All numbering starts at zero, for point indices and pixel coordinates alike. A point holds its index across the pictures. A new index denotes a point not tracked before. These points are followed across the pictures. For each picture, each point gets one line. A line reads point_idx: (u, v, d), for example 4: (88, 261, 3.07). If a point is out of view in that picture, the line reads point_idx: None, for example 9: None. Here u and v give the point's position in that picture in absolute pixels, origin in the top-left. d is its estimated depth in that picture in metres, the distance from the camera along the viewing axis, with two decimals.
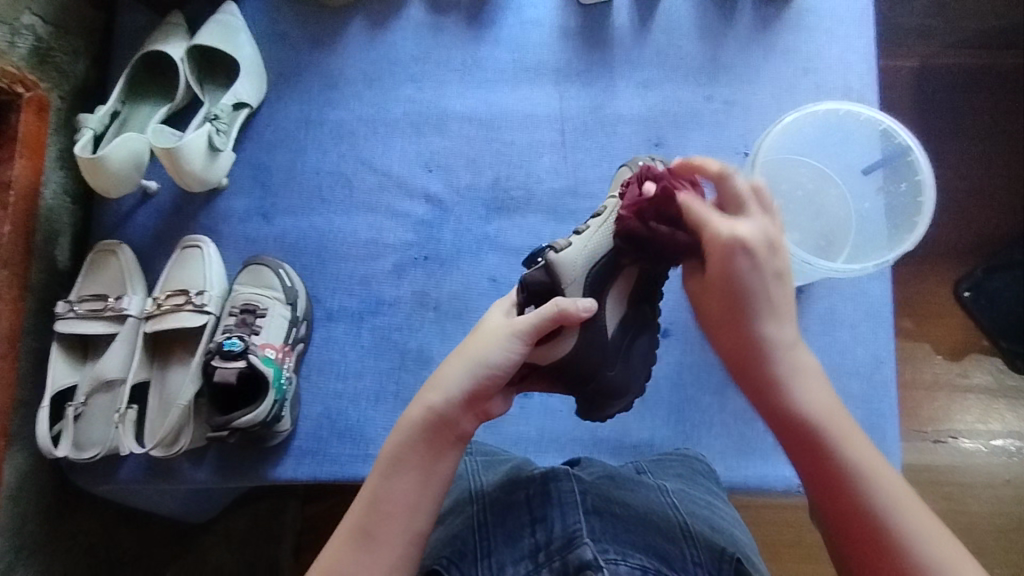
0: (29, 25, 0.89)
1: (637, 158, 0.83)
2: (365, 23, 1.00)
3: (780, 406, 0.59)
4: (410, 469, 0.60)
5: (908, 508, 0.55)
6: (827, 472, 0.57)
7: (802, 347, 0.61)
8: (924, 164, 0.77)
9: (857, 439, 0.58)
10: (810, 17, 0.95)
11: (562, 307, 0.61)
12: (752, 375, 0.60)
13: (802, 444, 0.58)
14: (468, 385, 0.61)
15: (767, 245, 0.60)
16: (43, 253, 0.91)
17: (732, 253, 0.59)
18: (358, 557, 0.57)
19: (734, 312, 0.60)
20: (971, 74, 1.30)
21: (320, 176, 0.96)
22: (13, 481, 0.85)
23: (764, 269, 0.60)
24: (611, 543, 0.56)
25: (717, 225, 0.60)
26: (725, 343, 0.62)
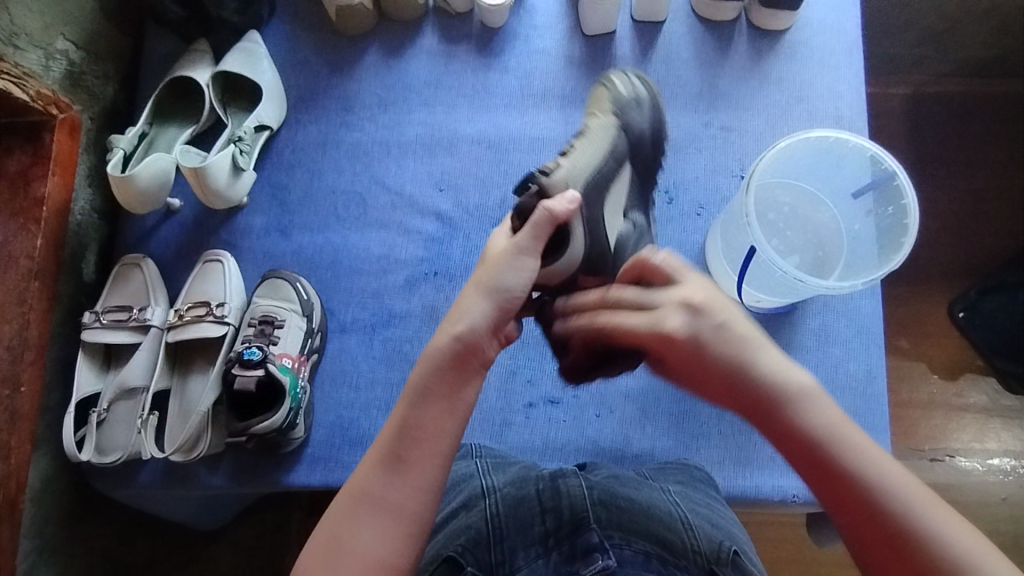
0: (63, 50, 0.95)
1: (613, 74, 0.88)
2: (380, 51, 1.05)
3: (786, 433, 0.57)
4: (436, 397, 0.61)
5: (927, 504, 0.53)
6: (842, 493, 0.55)
7: (792, 364, 0.58)
8: (909, 189, 0.81)
9: (862, 446, 0.55)
10: (802, 49, 1.01)
11: (552, 210, 0.64)
12: (750, 407, 0.58)
13: (811, 467, 0.56)
14: (490, 308, 0.63)
15: (692, 311, 0.59)
16: (71, 267, 0.95)
17: (670, 344, 0.59)
18: (389, 480, 0.58)
19: (702, 370, 0.59)
20: (961, 102, 1.36)
21: (335, 196, 1.00)
22: (36, 483, 0.89)
23: (705, 324, 0.59)
24: (616, 531, 0.62)
25: (641, 328, 0.60)
26: (709, 395, 0.60)
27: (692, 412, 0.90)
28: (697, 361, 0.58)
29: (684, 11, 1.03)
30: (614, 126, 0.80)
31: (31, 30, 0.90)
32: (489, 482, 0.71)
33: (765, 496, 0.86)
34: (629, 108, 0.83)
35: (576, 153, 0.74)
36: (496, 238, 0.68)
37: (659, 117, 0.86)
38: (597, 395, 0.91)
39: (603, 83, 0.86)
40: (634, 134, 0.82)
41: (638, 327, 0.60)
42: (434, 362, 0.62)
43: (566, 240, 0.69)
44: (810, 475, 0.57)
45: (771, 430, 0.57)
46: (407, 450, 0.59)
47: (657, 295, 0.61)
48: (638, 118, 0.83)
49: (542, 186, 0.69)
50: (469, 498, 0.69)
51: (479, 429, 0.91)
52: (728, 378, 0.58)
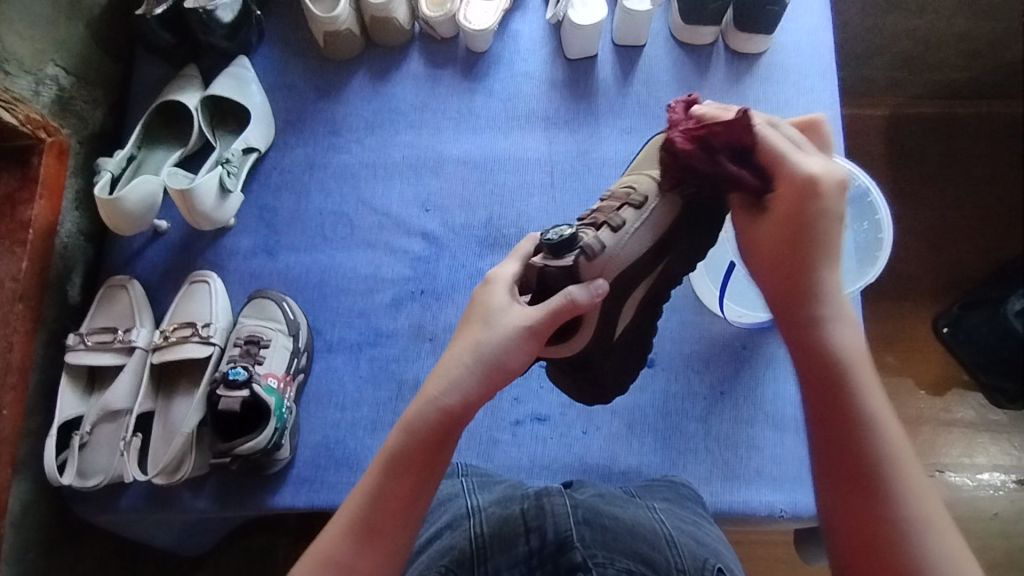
0: (53, 75, 0.96)
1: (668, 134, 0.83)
2: (368, 75, 1.08)
3: (817, 336, 0.62)
4: (411, 469, 0.61)
5: (906, 456, 0.58)
6: (841, 407, 0.60)
7: (845, 298, 0.64)
8: (883, 203, 0.85)
9: (873, 388, 0.61)
10: (777, 72, 1.04)
11: (575, 299, 0.64)
12: (801, 299, 0.63)
13: (824, 374, 0.61)
14: (479, 382, 0.62)
15: (839, 178, 0.63)
16: (56, 289, 0.95)
17: (808, 192, 0.63)
18: (359, 549, 0.59)
19: (791, 241, 0.64)
20: (939, 122, 1.40)
21: (322, 217, 1.01)
22: (16, 508, 0.88)
23: (837, 209, 0.63)
24: (600, 550, 0.61)
25: (798, 167, 0.64)
26: (773, 270, 0.65)
27: (678, 428, 0.90)
28: (801, 230, 0.63)
29: (664, 36, 1.07)
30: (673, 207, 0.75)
31: (22, 57, 0.91)
32: (475, 502, 0.71)
33: (752, 511, 0.86)
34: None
35: (625, 233, 0.73)
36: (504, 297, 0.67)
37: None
38: (584, 411, 0.92)
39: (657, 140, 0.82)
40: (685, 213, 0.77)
41: (798, 164, 0.64)
42: (415, 434, 0.62)
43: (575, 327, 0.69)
44: (814, 384, 0.62)
45: (806, 326, 0.63)
46: (378, 517, 0.60)
47: (805, 148, 0.67)
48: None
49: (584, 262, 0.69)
50: (454, 518, 0.69)
51: (466, 448, 0.90)
52: (804, 260, 0.63)
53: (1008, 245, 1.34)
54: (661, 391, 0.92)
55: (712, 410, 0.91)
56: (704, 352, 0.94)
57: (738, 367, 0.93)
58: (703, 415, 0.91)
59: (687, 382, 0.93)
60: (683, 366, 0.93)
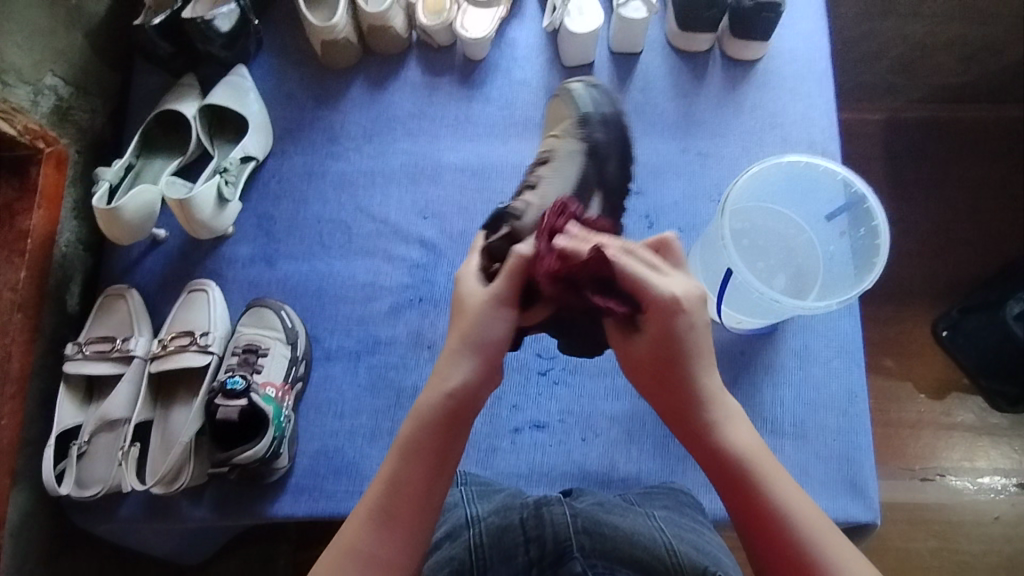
0: (52, 85, 0.96)
1: (569, 82, 0.90)
2: (366, 83, 1.08)
3: (716, 450, 0.62)
4: (425, 456, 0.61)
5: (838, 546, 0.58)
6: (762, 515, 0.60)
7: (726, 392, 0.64)
8: (880, 211, 0.84)
9: (782, 477, 0.61)
10: (774, 78, 1.04)
11: (525, 254, 0.65)
12: (693, 418, 0.63)
13: (737, 484, 0.61)
14: (477, 363, 0.63)
15: (698, 294, 0.61)
16: (55, 298, 0.95)
17: (673, 318, 0.60)
18: (378, 535, 0.59)
19: (670, 368, 0.62)
20: (936, 126, 1.40)
21: (321, 225, 1.01)
22: (15, 518, 0.88)
23: (698, 324, 0.61)
24: (599, 559, 0.62)
25: (657, 291, 0.60)
26: (663, 395, 0.63)
27: (677, 435, 0.90)
28: (673, 357, 0.61)
29: (660, 43, 1.07)
30: (579, 154, 0.82)
31: (20, 67, 0.91)
32: (474, 511, 0.70)
33: None
34: (595, 128, 0.85)
35: (542, 186, 0.80)
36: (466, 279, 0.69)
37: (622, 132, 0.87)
38: (583, 418, 0.92)
39: (562, 95, 0.90)
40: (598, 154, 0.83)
41: (657, 294, 0.60)
42: (426, 420, 0.62)
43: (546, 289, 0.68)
44: (733, 494, 0.62)
45: (705, 443, 0.63)
46: (395, 503, 0.60)
47: (664, 266, 0.63)
48: (603, 138, 0.84)
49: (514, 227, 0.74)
50: (453, 529, 0.69)
51: (465, 455, 0.90)
52: (683, 383, 0.62)
53: (1006, 248, 1.34)
54: None
55: None
56: None
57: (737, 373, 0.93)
58: None
59: None
60: None
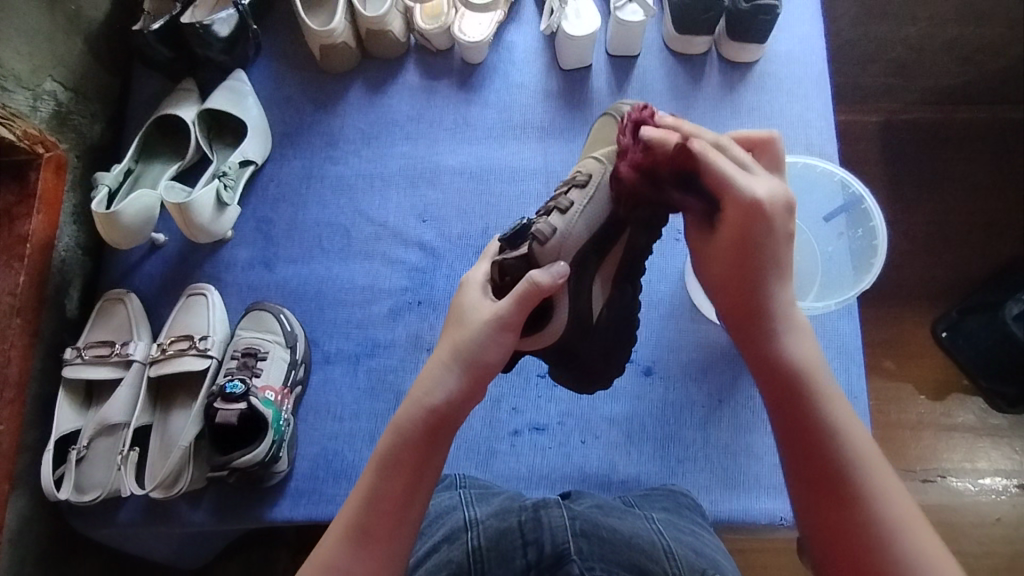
0: (51, 90, 0.97)
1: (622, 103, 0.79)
2: (364, 87, 1.08)
3: (772, 352, 0.64)
4: (404, 470, 0.62)
5: (874, 460, 0.59)
6: (806, 420, 0.61)
7: (793, 307, 0.66)
8: (877, 211, 0.85)
9: (832, 392, 0.62)
10: (771, 80, 1.05)
11: (538, 282, 0.62)
12: (755, 317, 0.65)
13: (786, 387, 0.62)
14: (462, 379, 0.64)
15: (782, 198, 0.62)
16: (54, 303, 0.95)
17: (754, 214, 0.62)
18: (355, 554, 0.59)
19: (743, 262, 0.64)
20: (934, 127, 1.40)
21: (320, 228, 1.02)
22: (13, 523, 0.88)
23: (780, 230, 0.63)
24: (598, 562, 0.61)
25: (741, 189, 0.62)
26: (730, 292, 0.66)
27: (677, 437, 0.90)
28: (747, 253, 0.63)
29: (658, 46, 1.07)
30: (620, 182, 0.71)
31: (19, 72, 0.91)
32: (472, 514, 0.70)
33: (753, 520, 0.85)
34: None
35: (574, 213, 0.69)
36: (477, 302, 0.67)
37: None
38: (582, 420, 0.92)
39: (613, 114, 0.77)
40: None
41: (740, 189, 0.62)
42: (406, 435, 0.63)
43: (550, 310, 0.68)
44: (778, 396, 0.63)
45: (762, 343, 0.64)
46: (372, 519, 0.60)
47: (756, 169, 0.65)
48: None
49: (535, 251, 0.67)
50: (452, 531, 0.69)
51: (465, 458, 0.90)
52: (751, 280, 0.64)
53: (1005, 249, 1.34)
54: (659, 399, 0.92)
55: (710, 419, 0.91)
56: (701, 360, 0.94)
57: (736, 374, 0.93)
58: (702, 423, 0.91)
59: (685, 390, 0.93)
60: (681, 374, 0.93)
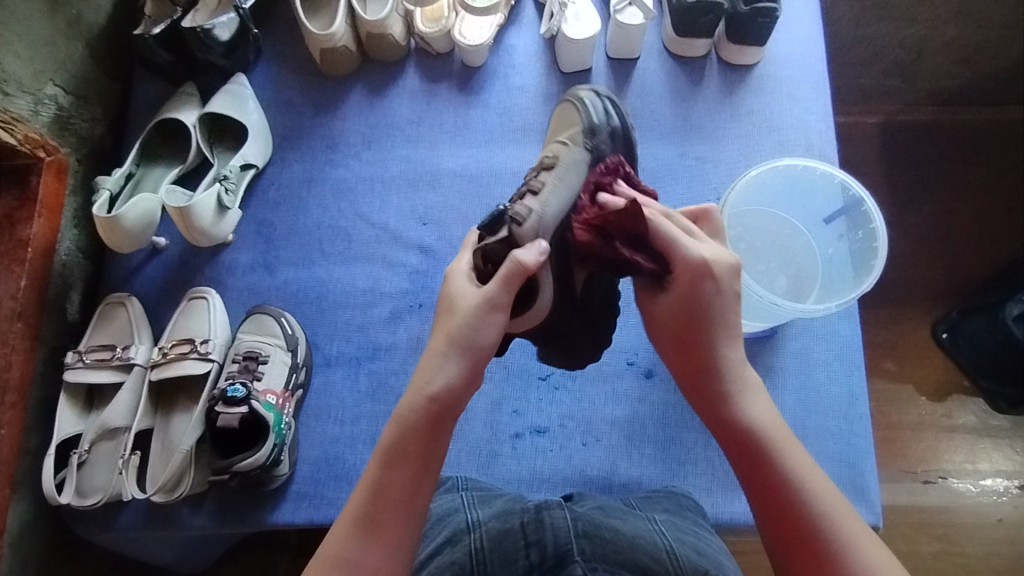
0: (52, 95, 0.97)
1: (580, 89, 0.82)
2: (364, 90, 1.08)
3: (730, 418, 0.63)
4: (409, 461, 0.61)
5: (846, 517, 0.58)
6: (772, 484, 0.60)
7: (746, 367, 0.65)
8: (877, 213, 0.84)
9: (796, 449, 0.61)
10: (770, 83, 1.05)
11: (523, 261, 0.63)
12: (708, 385, 0.64)
13: (747, 453, 0.61)
14: (461, 366, 0.63)
15: (727, 261, 0.63)
16: (55, 307, 0.95)
17: (701, 277, 0.63)
18: (360, 544, 0.59)
19: (694, 327, 0.64)
20: (933, 128, 1.41)
21: (321, 231, 1.02)
22: (15, 527, 0.88)
23: (727, 291, 0.63)
24: (601, 562, 0.61)
25: (688, 252, 0.64)
26: (684, 357, 0.65)
27: (677, 439, 0.90)
28: (698, 316, 0.63)
29: (657, 48, 1.08)
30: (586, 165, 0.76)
31: (20, 76, 0.92)
32: (475, 516, 0.70)
33: (755, 521, 0.85)
34: (603, 142, 0.78)
35: (546, 194, 0.73)
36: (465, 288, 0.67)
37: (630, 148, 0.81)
38: (583, 422, 0.92)
39: (571, 100, 0.81)
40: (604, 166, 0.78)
41: (688, 251, 0.63)
42: (409, 424, 0.62)
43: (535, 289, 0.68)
44: (742, 463, 0.62)
45: (719, 409, 0.63)
46: (379, 510, 0.60)
47: (699, 234, 0.67)
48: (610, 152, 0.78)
49: (514, 233, 0.68)
50: (454, 534, 0.69)
51: (466, 461, 0.90)
52: (703, 345, 0.64)
53: (1005, 250, 1.34)
54: (660, 401, 0.92)
55: None
56: None
57: None
58: (703, 425, 0.91)
59: (685, 392, 0.93)
60: None
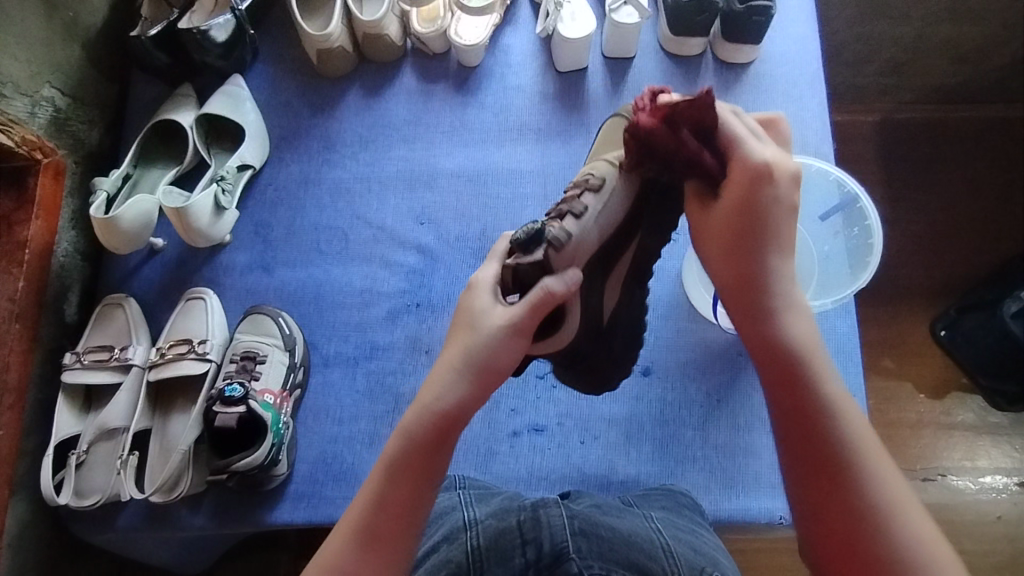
0: (50, 96, 0.97)
1: (635, 106, 0.78)
2: (361, 91, 1.09)
3: (774, 330, 0.62)
4: (411, 473, 0.62)
5: (870, 441, 0.59)
6: (806, 398, 0.60)
7: (793, 283, 0.64)
8: (873, 210, 0.86)
9: (830, 374, 0.61)
10: (766, 81, 1.05)
11: (552, 290, 0.63)
12: (754, 294, 0.63)
13: (785, 366, 0.61)
14: (473, 387, 0.64)
15: (790, 171, 0.63)
16: (53, 309, 0.95)
17: (761, 182, 0.62)
18: (362, 556, 0.59)
19: (747, 233, 0.63)
20: (929, 126, 1.41)
21: (319, 232, 1.02)
22: (14, 528, 0.88)
23: (785, 202, 0.63)
24: (596, 561, 0.62)
25: (754, 156, 0.63)
26: (731, 264, 0.64)
27: (675, 436, 0.91)
28: (755, 222, 0.63)
29: (653, 47, 1.08)
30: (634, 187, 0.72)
31: (18, 79, 0.92)
32: (472, 514, 0.71)
33: (753, 518, 0.86)
34: None
35: (588, 220, 0.69)
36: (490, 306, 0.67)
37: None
38: (581, 421, 0.92)
39: (625, 117, 0.77)
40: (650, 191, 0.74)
41: (755, 155, 0.63)
42: (415, 438, 0.63)
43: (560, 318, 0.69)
44: (779, 375, 0.61)
45: (764, 319, 0.62)
46: (379, 521, 0.60)
47: (765, 140, 0.66)
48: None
49: (550, 256, 0.68)
50: (451, 531, 0.69)
51: (464, 460, 0.90)
52: (756, 250, 0.63)
53: (1002, 247, 1.35)
54: (658, 399, 0.92)
55: (709, 418, 0.91)
56: (700, 360, 0.94)
57: (734, 374, 0.93)
58: (701, 422, 0.91)
59: (683, 390, 0.93)
60: (679, 374, 0.94)
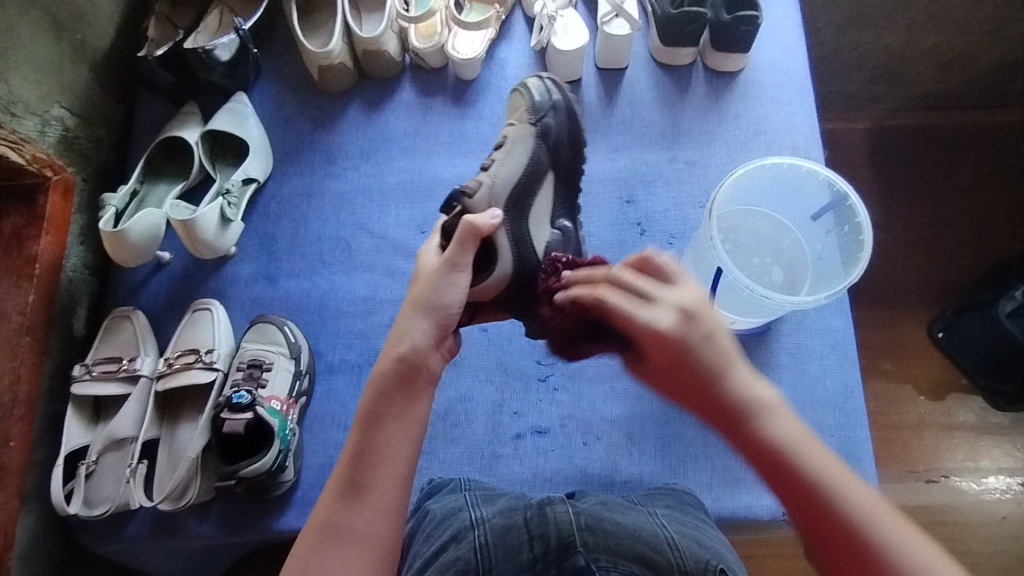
0: (59, 116, 1.00)
1: (527, 77, 0.87)
2: (362, 106, 1.12)
3: (766, 458, 0.54)
4: (392, 423, 0.63)
5: (915, 548, 0.49)
6: (824, 526, 0.51)
7: (770, 389, 0.56)
8: (861, 208, 0.86)
9: (847, 482, 0.52)
10: (755, 88, 1.08)
11: (475, 222, 0.68)
12: (728, 430, 0.56)
13: (792, 496, 0.53)
14: (430, 327, 0.66)
15: (687, 313, 0.58)
16: (62, 322, 0.97)
17: (663, 338, 0.58)
18: (351, 510, 0.60)
19: (680, 370, 0.57)
20: (918, 133, 1.44)
21: (321, 243, 1.04)
22: (24, 540, 0.89)
23: (694, 333, 0.57)
24: (603, 555, 0.62)
25: (642, 320, 0.59)
26: (685, 405, 0.59)
27: (678, 436, 0.92)
28: (681, 364, 0.57)
29: (645, 58, 1.11)
30: (532, 138, 0.81)
31: (28, 99, 0.95)
32: (478, 514, 0.72)
33: (756, 514, 0.86)
34: (546, 117, 0.83)
35: (495, 168, 0.80)
36: (426, 254, 0.72)
37: (576, 122, 0.85)
38: (584, 422, 0.93)
39: (519, 89, 0.86)
40: (551, 140, 0.83)
41: (641, 319, 0.59)
42: (384, 389, 0.64)
43: (492, 256, 0.73)
44: (790, 507, 0.53)
45: (748, 451, 0.55)
46: (367, 477, 0.61)
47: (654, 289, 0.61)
48: (555, 126, 0.83)
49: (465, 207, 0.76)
50: (457, 532, 0.70)
51: (468, 463, 0.92)
52: (702, 389, 0.56)
53: (995, 249, 1.37)
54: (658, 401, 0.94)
55: None
56: None
57: None
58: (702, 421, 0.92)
59: None
60: None
